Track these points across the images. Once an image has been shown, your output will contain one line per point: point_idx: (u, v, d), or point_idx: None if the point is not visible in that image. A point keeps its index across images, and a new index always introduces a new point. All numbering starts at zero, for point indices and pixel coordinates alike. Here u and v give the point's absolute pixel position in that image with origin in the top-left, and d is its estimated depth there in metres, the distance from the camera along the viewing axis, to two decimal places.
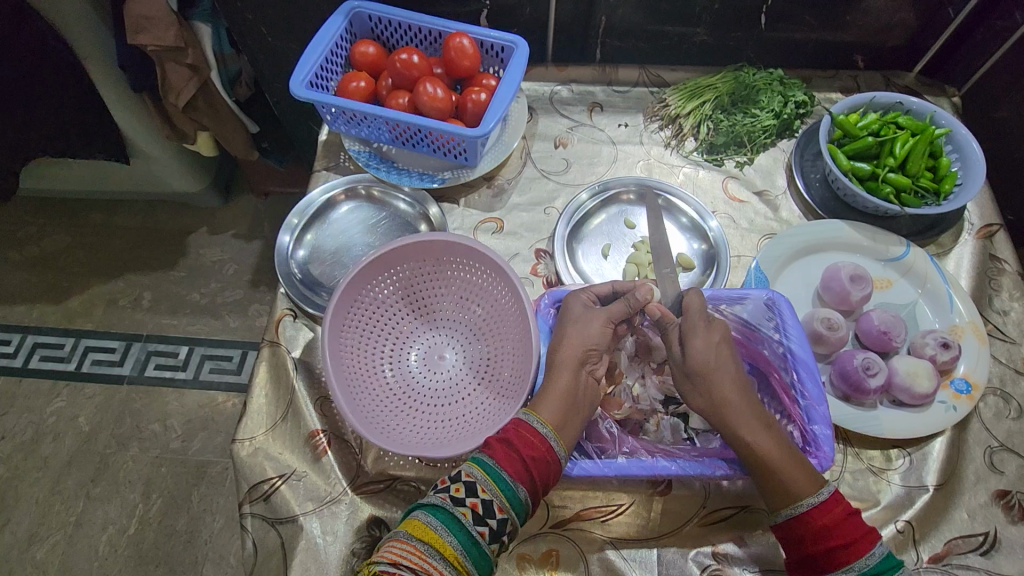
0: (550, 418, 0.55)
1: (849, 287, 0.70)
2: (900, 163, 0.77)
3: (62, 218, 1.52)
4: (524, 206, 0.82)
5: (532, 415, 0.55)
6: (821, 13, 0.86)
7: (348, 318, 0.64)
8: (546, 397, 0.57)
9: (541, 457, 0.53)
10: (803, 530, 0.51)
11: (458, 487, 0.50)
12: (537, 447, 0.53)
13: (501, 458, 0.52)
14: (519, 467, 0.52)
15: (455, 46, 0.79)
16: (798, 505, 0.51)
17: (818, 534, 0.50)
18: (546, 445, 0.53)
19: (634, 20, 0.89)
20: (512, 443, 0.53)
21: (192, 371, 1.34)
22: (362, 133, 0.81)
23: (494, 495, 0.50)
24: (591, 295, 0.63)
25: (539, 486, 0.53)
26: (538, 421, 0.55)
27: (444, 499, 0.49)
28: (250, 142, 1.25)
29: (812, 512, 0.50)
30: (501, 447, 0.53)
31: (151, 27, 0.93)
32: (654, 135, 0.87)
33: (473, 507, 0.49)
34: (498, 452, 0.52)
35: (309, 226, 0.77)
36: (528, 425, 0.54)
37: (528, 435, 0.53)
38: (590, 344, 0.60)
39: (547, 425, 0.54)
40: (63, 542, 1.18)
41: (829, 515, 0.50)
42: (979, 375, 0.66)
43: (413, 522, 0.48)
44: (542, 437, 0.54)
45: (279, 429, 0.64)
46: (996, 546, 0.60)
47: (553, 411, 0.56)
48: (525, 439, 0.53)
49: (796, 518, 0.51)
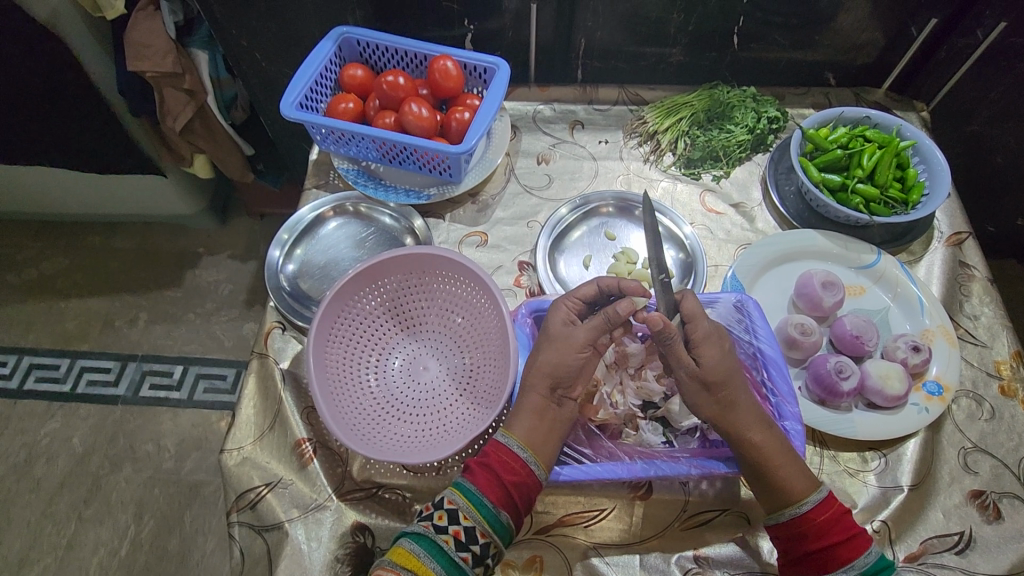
0: (526, 438, 0.57)
1: (822, 293, 0.71)
2: (869, 175, 0.80)
3: (61, 241, 1.54)
4: (507, 220, 0.84)
5: (510, 437, 0.57)
6: (790, 34, 0.90)
7: (332, 329, 0.66)
8: (521, 418, 0.58)
9: (522, 482, 0.55)
10: (805, 527, 0.53)
11: (441, 514, 0.52)
12: (517, 471, 0.55)
13: (484, 484, 0.54)
14: (501, 493, 0.54)
15: (439, 69, 0.82)
16: (802, 504, 0.53)
17: (820, 530, 0.53)
18: (526, 469, 0.55)
19: (612, 42, 0.93)
20: (494, 468, 0.55)
21: (186, 391, 1.35)
22: (351, 151, 0.84)
23: (476, 521, 0.52)
24: (577, 302, 0.64)
25: (520, 508, 0.55)
26: (515, 442, 0.56)
27: (427, 528, 0.51)
28: (245, 164, 1.28)
29: (814, 508, 0.53)
30: (483, 473, 0.55)
31: (150, 54, 0.98)
32: (633, 151, 0.90)
33: (456, 535, 0.51)
34: (480, 478, 0.54)
35: (299, 242, 0.79)
36: (508, 449, 0.56)
37: (509, 460, 0.55)
38: (564, 374, 0.59)
39: (526, 448, 0.56)
40: (54, 565, 1.18)
41: (830, 511, 0.53)
42: (950, 377, 0.68)
43: (399, 549, 0.50)
44: (523, 462, 0.55)
45: (266, 438, 0.66)
46: (971, 545, 0.61)
47: (526, 429, 0.57)
48: (507, 464, 0.55)
49: (800, 517, 0.53)
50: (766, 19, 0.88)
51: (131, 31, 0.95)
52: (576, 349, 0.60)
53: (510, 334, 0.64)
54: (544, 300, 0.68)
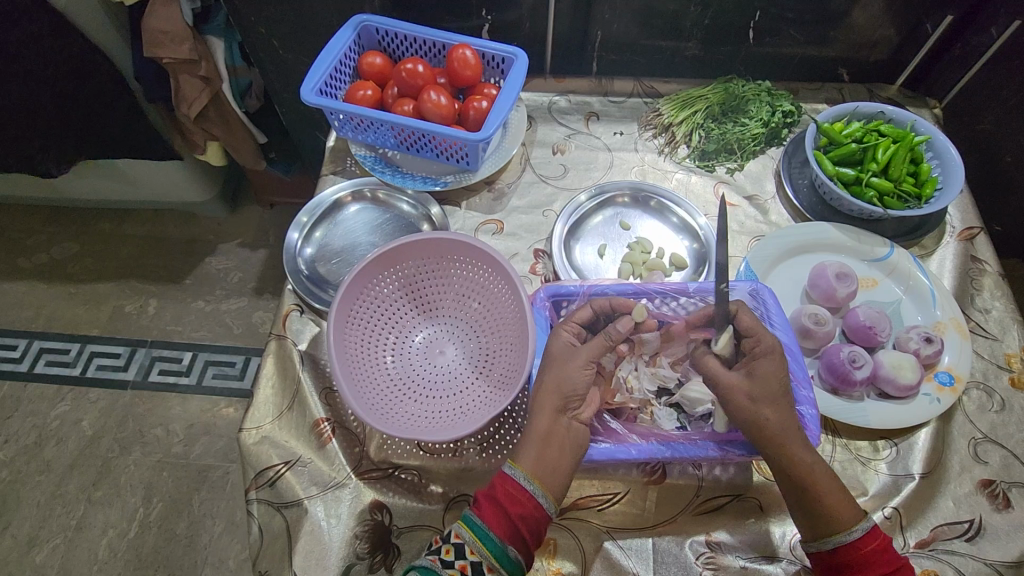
0: (534, 468, 0.55)
1: (836, 285, 0.72)
2: (883, 168, 0.80)
3: (72, 226, 1.55)
4: (523, 208, 0.85)
5: (517, 469, 0.55)
6: (806, 29, 0.91)
7: (352, 310, 0.67)
8: (527, 447, 0.56)
9: (529, 515, 0.53)
10: (849, 557, 0.53)
11: (448, 548, 0.51)
12: (524, 503, 0.53)
13: (489, 517, 0.52)
14: (507, 526, 0.52)
15: (458, 57, 0.83)
16: (849, 533, 0.53)
17: (868, 559, 0.53)
18: (533, 502, 0.53)
19: (628, 35, 0.94)
20: (500, 501, 0.53)
21: (195, 377, 1.36)
22: (369, 138, 0.85)
23: (482, 555, 0.51)
24: (576, 326, 0.63)
25: (529, 542, 0.53)
26: (520, 473, 0.54)
27: (434, 561, 0.51)
28: (258, 151, 1.29)
29: (862, 538, 0.53)
30: (489, 507, 0.53)
31: (168, 40, 0.98)
32: (648, 143, 0.91)
33: (462, 569, 0.50)
34: (486, 511, 0.52)
35: (317, 225, 0.80)
36: (515, 480, 0.54)
37: (515, 492, 0.53)
38: (570, 393, 0.59)
39: (532, 480, 0.54)
40: (63, 546, 1.18)
41: (874, 543, 0.53)
42: (962, 368, 0.68)
43: None
44: (529, 494, 0.53)
45: (286, 417, 0.66)
46: (981, 533, 0.61)
47: (531, 456, 0.55)
48: (513, 497, 0.53)
49: (846, 546, 0.53)
50: (781, 15, 0.89)
51: (150, 17, 0.96)
52: (580, 366, 0.59)
53: (529, 319, 0.64)
54: (563, 284, 0.68)
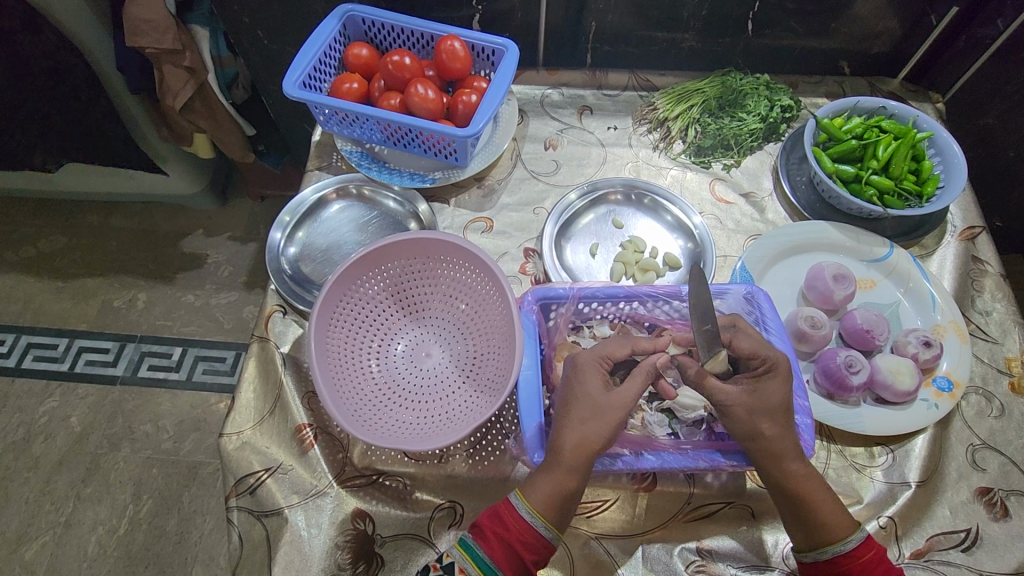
0: (548, 512, 0.52)
1: (833, 287, 0.70)
2: (883, 166, 0.78)
3: (59, 219, 1.53)
4: (513, 206, 0.83)
5: (537, 517, 0.51)
6: (806, 20, 0.88)
7: (335, 313, 0.65)
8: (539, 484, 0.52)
9: (540, 559, 0.52)
10: (847, 566, 0.52)
11: None
12: (539, 551, 0.51)
13: (501, 561, 0.50)
14: (519, 570, 0.51)
15: (446, 49, 0.80)
16: (846, 543, 0.52)
17: (864, 568, 0.52)
18: (547, 548, 0.52)
19: (623, 25, 0.91)
20: (514, 546, 0.51)
21: (185, 372, 1.34)
22: (354, 133, 0.82)
23: None
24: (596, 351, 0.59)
25: None
26: (527, 509, 0.51)
27: None
28: (246, 144, 1.26)
29: (858, 547, 0.52)
30: (500, 547, 0.51)
31: (150, 30, 0.95)
32: (643, 138, 0.89)
33: None
34: (499, 554, 0.50)
35: (300, 224, 0.78)
36: (534, 530, 0.51)
37: (533, 542, 0.51)
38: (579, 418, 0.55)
39: (553, 530, 0.52)
40: (52, 543, 1.17)
41: (869, 552, 0.52)
42: (961, 373, 0.67)
43: None
44: (545, 542, 0.51)
45: (267, 423, 0.65)
46: (978, 543, 0.60)
47: (542, 496, 0.52)
48: (530, 544, 0.51)
49: (843, 555, 0.52)
50: (781, 6, 0.86)
51: (130, 6, 0.93)
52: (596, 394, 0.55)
53: (517, 328, 0.61)
54: (551, 287, 0.66)
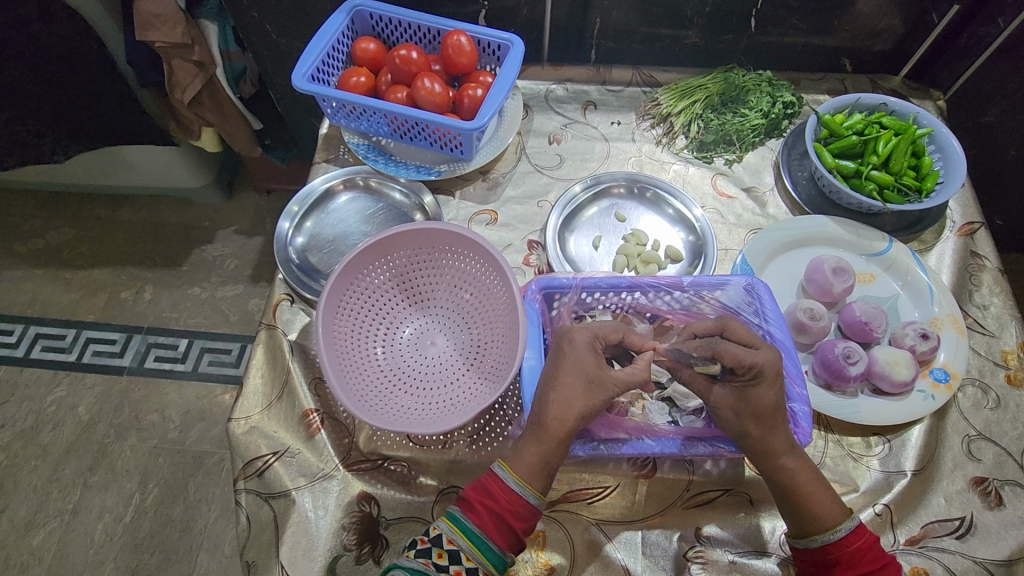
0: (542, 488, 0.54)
1: (832, 279, 0.71)
2: (883, 161, 0.79)
3: (68, 212, 1.55)
4: (518, 198, 0.84)
5: (524, 486, 0.53)
6: (808, 18, 0.89)
7: (343, 301, 0.66)
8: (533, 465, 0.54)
9: (527, 526, 0.53)
10: (837, 555, 0.53)
11: (441, 552, 0.50)
12: (525, 518, 0.53)
13: (489, 528, 0.52)
14: (508, 537, 0.52)
15: (453, 44, 0.81)
16: (835, 531, 0.53)
17: (852, 558, 0.53)
18: (533, 515, 0.54)
19: (627, 22, 0.92)
20: (502, 514, 0.52)
21: (191, 363, 1.36)
22: (361, 126, 0.83)
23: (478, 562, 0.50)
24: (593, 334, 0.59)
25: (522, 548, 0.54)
26: (513, 479, 0.53)
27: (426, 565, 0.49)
28: (252, 138, 1.27)
29: (847, 536, 0.53)
30: (488, 515, 0.52)
31: (159, 24, 0.96)
32: (645, 133, 0.90)
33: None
34: (487, 521, 0.52)
35: (308, 214, 0.79)
36: (521, 498, 0.53)
37: (520, 509, 0.53)
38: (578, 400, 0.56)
39: (540, 497, 0.54)
40: (60, 529, 1.19)
41: (860, 541, 0.53)
42: (957, 366, 0.68)
43: None
44: (532, 510, 0.53)
45: (274, 408, 0.66)
46: (972, 531, 0.61)
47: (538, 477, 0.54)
48: (516, 512, 0.53)
49: (832, 544, 0.53)
50: (784, 3, 0.87)
51: None
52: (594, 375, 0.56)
53: (520, 316, 0.63)
54: (554, 277, 0.67)
